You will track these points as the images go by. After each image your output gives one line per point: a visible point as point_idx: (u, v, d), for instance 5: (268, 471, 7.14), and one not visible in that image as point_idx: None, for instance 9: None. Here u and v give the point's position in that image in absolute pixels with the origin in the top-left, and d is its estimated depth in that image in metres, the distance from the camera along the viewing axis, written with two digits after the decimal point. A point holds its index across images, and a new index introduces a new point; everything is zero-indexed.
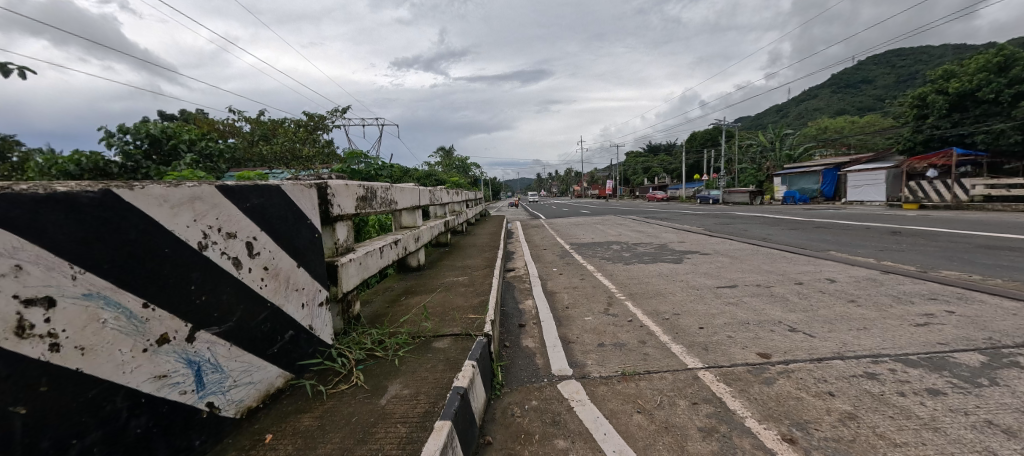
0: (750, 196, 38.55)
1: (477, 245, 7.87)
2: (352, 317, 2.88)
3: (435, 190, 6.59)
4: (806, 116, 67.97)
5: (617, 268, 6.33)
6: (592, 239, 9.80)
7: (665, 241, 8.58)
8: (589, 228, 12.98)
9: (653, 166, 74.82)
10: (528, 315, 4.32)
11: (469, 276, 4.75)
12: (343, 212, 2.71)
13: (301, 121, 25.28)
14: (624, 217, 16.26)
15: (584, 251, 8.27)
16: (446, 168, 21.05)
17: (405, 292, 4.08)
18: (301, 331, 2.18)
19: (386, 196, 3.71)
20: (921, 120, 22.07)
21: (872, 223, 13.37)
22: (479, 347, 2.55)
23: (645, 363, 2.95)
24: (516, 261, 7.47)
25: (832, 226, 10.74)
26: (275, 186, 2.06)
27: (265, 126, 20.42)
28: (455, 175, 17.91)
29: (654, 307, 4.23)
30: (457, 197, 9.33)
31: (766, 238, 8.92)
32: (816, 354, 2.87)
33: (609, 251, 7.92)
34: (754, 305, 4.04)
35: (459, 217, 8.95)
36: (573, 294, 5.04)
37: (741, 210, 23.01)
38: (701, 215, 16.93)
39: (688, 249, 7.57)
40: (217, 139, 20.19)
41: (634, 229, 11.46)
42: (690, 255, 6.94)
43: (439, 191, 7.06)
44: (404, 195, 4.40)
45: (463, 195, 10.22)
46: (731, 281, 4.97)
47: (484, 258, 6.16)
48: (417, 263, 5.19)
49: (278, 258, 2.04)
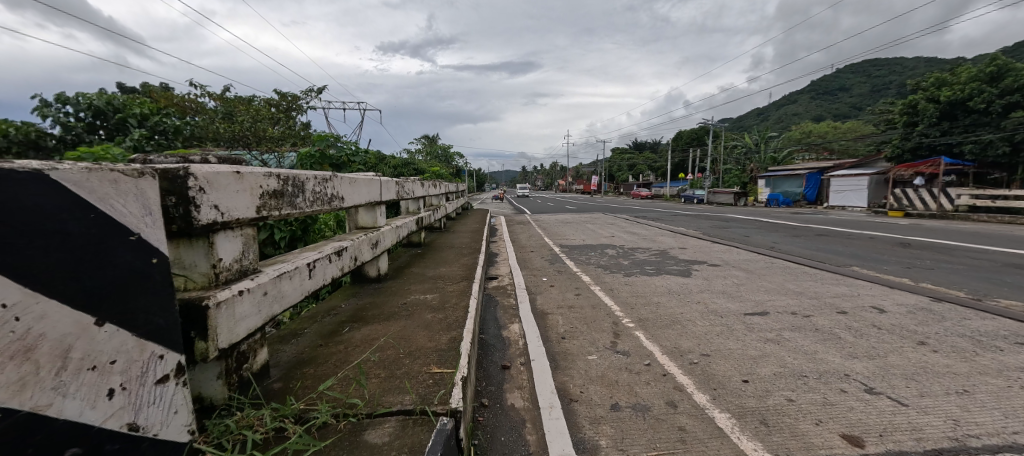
0: (735, 198, 38.36)
1: (455, 246, 6.85)
2: (245, 379, 1.88)
3: (406, 182, 5.54)
4: (790, 119, 68.37)
5: (617, 280, 5.41)
6: (583, 242, 8.86)
7: (664, 247, 7.70)
8: (577, 227, 12.08)
9: (638, 163, 74.57)
10: (514, 348, 3.36)
11: (440, 294, 3.75)
12: (227, 216, 1.72)
13: (272, 101, 23.65)
14: (613, 216, 15.41)
15: (575, 256, 7.34)
16: (426, 157, 19.81)
17: (352, 318, 3.07)
18: (107, 441, 1.19)
19: (325, 189, 2.70)
20: (910, 128, 21.58)
21: (869, 231, 12.76)
22: (438, 446, 1.57)
23: (684, 449, 2.02)
24: (500, 267, 6.47)
25: (835, 235, 10.02)
26: (25, 173, 1.06)
27: (229, 104, 18.91)
28: (436, 164, 16.79)
29: (674, 342, 3.31)
30: (435, 189, 8.22)
31: (771, 245, 8.08)
32: (927, 443, 2.00)
33: (604, 258, 6.99)
34: (801, 345, 3.17)
35: (436, 213, 7.94)
36: (568, 316, 4.09)
37: (729, 212, 22.56)
38: (692, 217, 16.13)
39: (692, 257, 6.70)
40: (175, 115, 18.62)
41: (626, 230, 10.57)
42: (696, 266, 6.07)
43: (413, 183, 6.02)
44: (358, 188, 3.38)
45: (441, 187, 9.19)
46: (759, 306, 4.08)
47: (462, 265, 5.15)
48: (376, 273, 4.19)
49: (33, 315, 1.05)
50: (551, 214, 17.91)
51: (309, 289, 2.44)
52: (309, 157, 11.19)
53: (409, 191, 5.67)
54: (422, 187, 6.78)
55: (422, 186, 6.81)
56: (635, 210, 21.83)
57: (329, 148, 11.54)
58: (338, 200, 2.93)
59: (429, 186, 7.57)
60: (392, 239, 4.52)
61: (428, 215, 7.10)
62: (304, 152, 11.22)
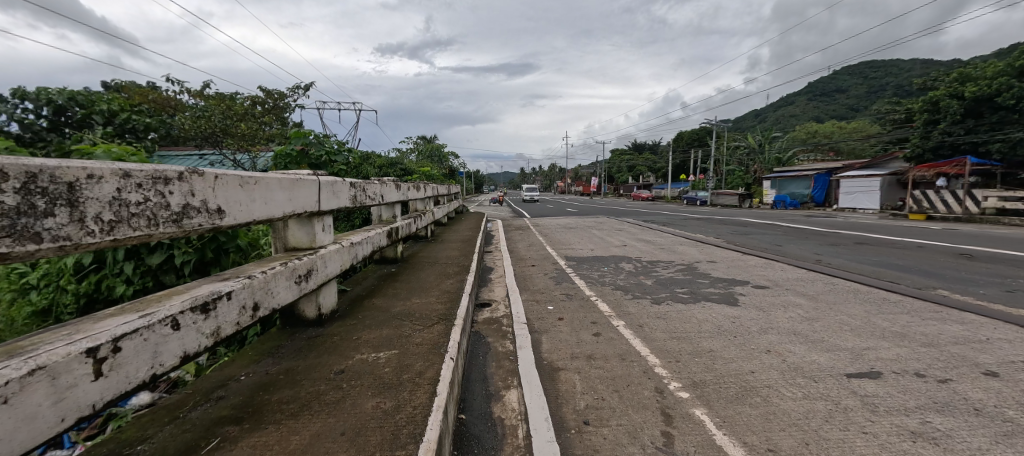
0: (740, 200, 37.22)
1: (439, 261, 5.62)
2: None
3: (375, 181, 4.31)
4: (791, 119, 67.56)
5: (644, 310, 4.19)
6: (591, 253, 7.66)
7: (689, 261, 6.50)
8: (583, 234, 10.87)
9: (637, 164, 73.46)
10: (509, 446, 2.11)
11: (402, 351, 2.51)
12: None
13: (257, 98, 22.43)
14: (619, 221, 14.23)
15: (586, 272, 6.14)
16: (419, 157, 18.60)
17: (238, 412, 1.84)
18: None
19: (163, 198, 1.50)
20: (930, 126, 20.43)
21: (904, 236, 11.56)
22: None
23: None
24: (493, 289, 5.25)
25: (877, 244, 8.81)
26: None
27: (207, 100, 17.69)
28: (428, 164, 15.58)
29: (764, 437, 2.08)
30: (419, 191, 6.99)
31: (816, 257, 6.85)
32: None
33: (620, 275, 5.78)
34: (978, 449, 1.94)
35: (420, 221, 6.78)
36: (588, 376, 2.85)
37: (739, 214, 21.42)
38: (705, 221, 14.93)
39: (728, 275, 5.49)
40: (148, 112, 17.37)
41: (638, 238, 9.37)
42: (738, 288, 4.86)
43: (388, 183, 4.80)
44: (265, 192, 2.15)
45: (429, 190, 8.02)
46: (860, 362, 2.86)
47: (441, 292, 3.90)
48: (316, 313, 2.97)
49: None
50: (546, 214, 20.82)
51: (93, 402, 1.23)
52: (283, 156, 9.99)
53: (380, 194, 4.46)
54: (401, 187, 5.57)
55: (401, 185, 5.60)
56: (640, 213, 20.62)
57: (307, 146, 10.34)
58: (206, 213, 1.71)
59: (411, 189, 6.38)
60: (343, 261, 3.29)
61: (408, 222, 5.91)
62: (277, 151, 10.03)
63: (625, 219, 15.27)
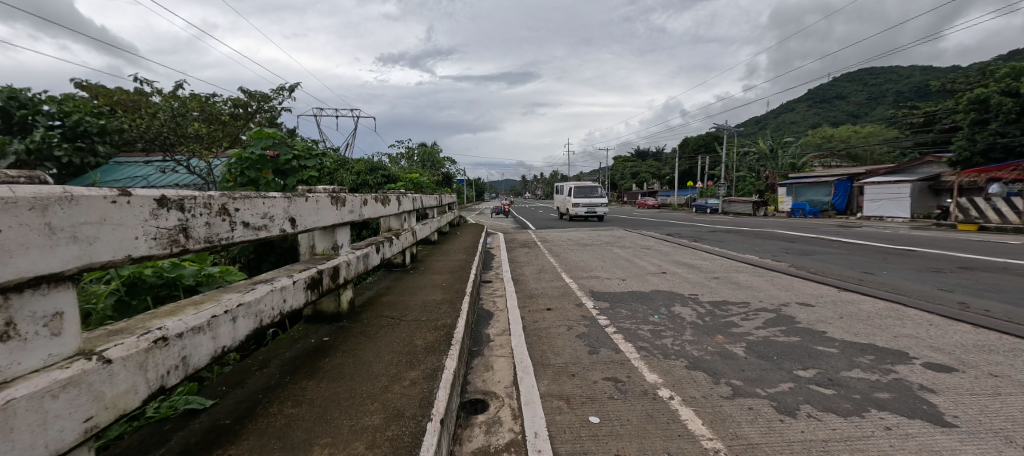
0: (754, 208, 35.06)
1: (408, 315, 3.59)
2: None
3: (276, 192, 2.34)
4: (798, 123, 65.86)
5: (776, 435, 2.21)
6: (624, 286, 5.73)
7: (773, 305, 4.56)
8: (602, 254, 8.94)
9: (641, 170, 71.60)
10: None
11: None
12: None
13: (238, 100, 20.61)
14: (639, 234, 12.33)
15: (629, 323, 4.18)
16: (411, 162, 16.78)
17: None
18: None
19: None
20: (979, 127, 18.49)
21: (984, 253, 9.63)
22: None
23: None
24: (490, 365, 3.26)
25: (988, 269, 6.84)
26: None
27: (174, 100, 15.83)
28: (418, 170, 13.59)
29: None
30: (389, 203, 4.98)
31: (947, 295, 4.87)
32: None
33: (683, 333, 3.82)
34: None
35: (392, 246, 4.85)
36: None
37: (764, 225, 19.48)
38: (737, 234, 12.99)
39: (857, 339, 3.52)
40: (110, 112, 15.46)
41: (676, 263, 7.36)
42: (906, 373, 2.89)
43: (320, 194, 2.84)
44: None
45: (409, 200, 6.11)
46: None
47: (385, 422, 1.91)
48: None
49: None
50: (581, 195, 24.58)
51: None
52: (237, 163, 8.14)
53: (291, 214, 2.47)
54: (354, 197, 3.61)
55: (355, 196, 3.64)
56: (656, 224, 18.68)
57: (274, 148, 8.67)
58: None
59: (378, 203, 4.43)
60: (113, 399, 1.31)
61: (367, 250, 3.93)
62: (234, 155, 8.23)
63: (644, 232, 13.33)
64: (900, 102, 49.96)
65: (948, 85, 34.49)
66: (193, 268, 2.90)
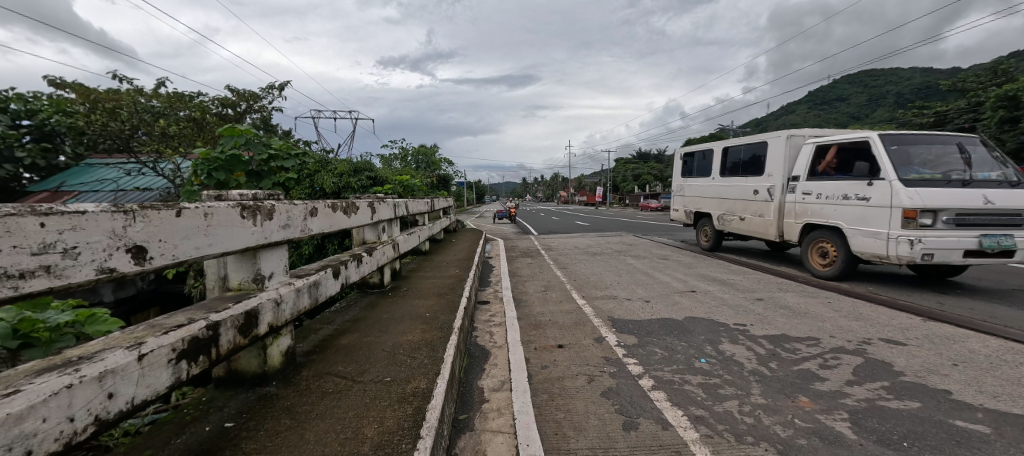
0: None
1: (367, 372, 2.55)
2: None
3: (99, 205, 1.34)
4: (801, 124, 64.75)
5: None
6: (651, 311, 4.70)
7: (853, 344, 3.52)
8: (615, 265, 7.89)
9: (643, 173, 70.64)
10: None
11: None
12: None
13: (225, 100, 19.60)
14: (651, 240, 11.31)
15: (670, 372, 3.14)
16: (405, 164, 15.81)
17: None
18: None
19: None
20: (1008, 125, 17.49)
21: None
22: None
23: None
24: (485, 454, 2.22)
25: None
26: None
27: (153, 96, 14.73)
28: (412, 172, 12.57)
29: None
30: (360, 211, 3.94)
31: None
32: None
33: (751, 392, 2.77)
34: None
35: (360, 267, 3.80)
36: None
37: None
38: None
39: (1007, 408, 2.47)
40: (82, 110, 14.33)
41: (705, 278, 6.30)
42: None
43: (213, 203, 1.83)
44: None
45: (390, 207, 5.07)
46: None
47: None
48: None
49: None
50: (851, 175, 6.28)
51: None
52: (201, 164, 7.09)
53: (137, 238, 1.47)
54: (293, 205, 2.59)
55: (294, 202, 2.61)
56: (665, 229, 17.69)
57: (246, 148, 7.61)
58: None
59: (341, 213, 3.39)
60: None
61: (318, 276, 2.91)
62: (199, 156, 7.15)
63: (656, 238, 12.31)
64: (906, 102, 48.97)
65: (958, 84, 33.60)
66: (23, 322, 1.91)
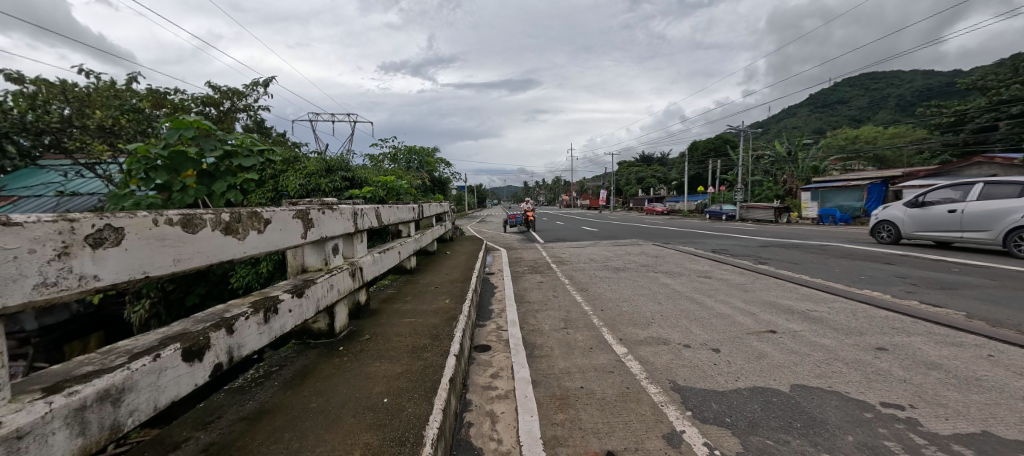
0: (777, 215, 32.12)
1: None
2: None
3: None
4: (808, 125, 63.14)
5: None
6: (732, 372, 3.14)
7: None
8: (645, 285, 6.31)
9: (647, 176, 68.90)
10: None
11: None
12: None
13: (204, 98, 18.01)
14: (676, 251, 9.73)
15: None
16: (397, 164, 14.28)
17: None
18: None
19: None
20: None
21: None
22: None
23: None
24: None
25: None
26: None
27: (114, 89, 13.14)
28: (401, 172, 11.03)
29: None
30: (279, 226, 2.37)
31: None
32: None
33: None
34: None
35: (272, 320, 2.24)
36: None
37: (806, 235, 16.85)
38: (800, 249, 10.35)
39: None
40: None
41: (777, 309, 4.71)
42: None
43: None
44: None
45: (347, 216, 3.51)
46: None
47: None
48: None
49: None
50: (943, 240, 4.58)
51: None
52: (137, 161, 5.41)
53: None
54: (7, 223, 1.08)
55: (11, 218, 1.09)
56: (685, 235, 16.08)
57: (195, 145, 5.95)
58: None
59: (218, 232, 1.82)
60: None
61: (123, 374, 1.37)
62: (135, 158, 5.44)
63: (681, 248, 10.73)
64: (918, 102, 47.36)
65: (978, 82, 32.07)
66: None
